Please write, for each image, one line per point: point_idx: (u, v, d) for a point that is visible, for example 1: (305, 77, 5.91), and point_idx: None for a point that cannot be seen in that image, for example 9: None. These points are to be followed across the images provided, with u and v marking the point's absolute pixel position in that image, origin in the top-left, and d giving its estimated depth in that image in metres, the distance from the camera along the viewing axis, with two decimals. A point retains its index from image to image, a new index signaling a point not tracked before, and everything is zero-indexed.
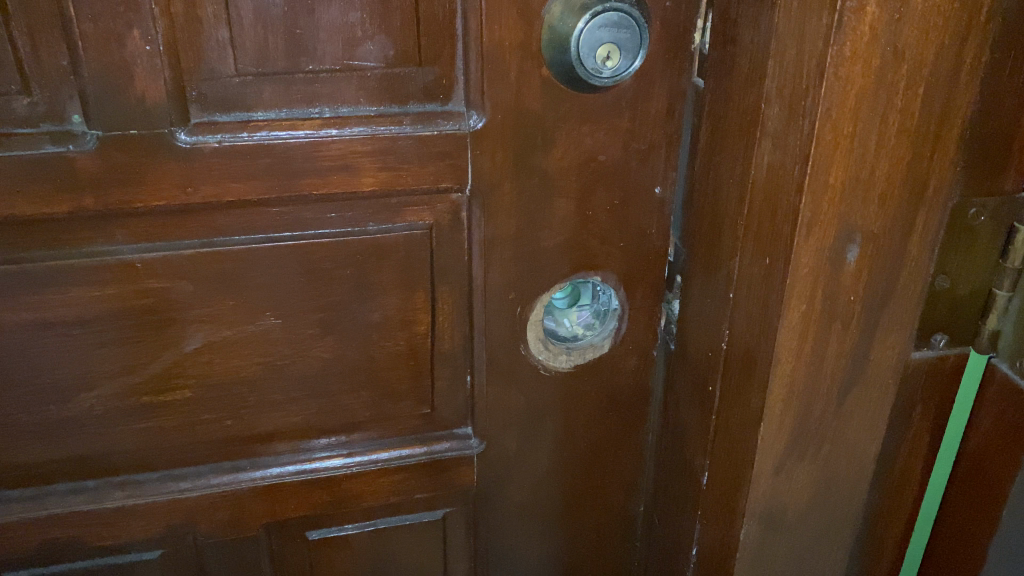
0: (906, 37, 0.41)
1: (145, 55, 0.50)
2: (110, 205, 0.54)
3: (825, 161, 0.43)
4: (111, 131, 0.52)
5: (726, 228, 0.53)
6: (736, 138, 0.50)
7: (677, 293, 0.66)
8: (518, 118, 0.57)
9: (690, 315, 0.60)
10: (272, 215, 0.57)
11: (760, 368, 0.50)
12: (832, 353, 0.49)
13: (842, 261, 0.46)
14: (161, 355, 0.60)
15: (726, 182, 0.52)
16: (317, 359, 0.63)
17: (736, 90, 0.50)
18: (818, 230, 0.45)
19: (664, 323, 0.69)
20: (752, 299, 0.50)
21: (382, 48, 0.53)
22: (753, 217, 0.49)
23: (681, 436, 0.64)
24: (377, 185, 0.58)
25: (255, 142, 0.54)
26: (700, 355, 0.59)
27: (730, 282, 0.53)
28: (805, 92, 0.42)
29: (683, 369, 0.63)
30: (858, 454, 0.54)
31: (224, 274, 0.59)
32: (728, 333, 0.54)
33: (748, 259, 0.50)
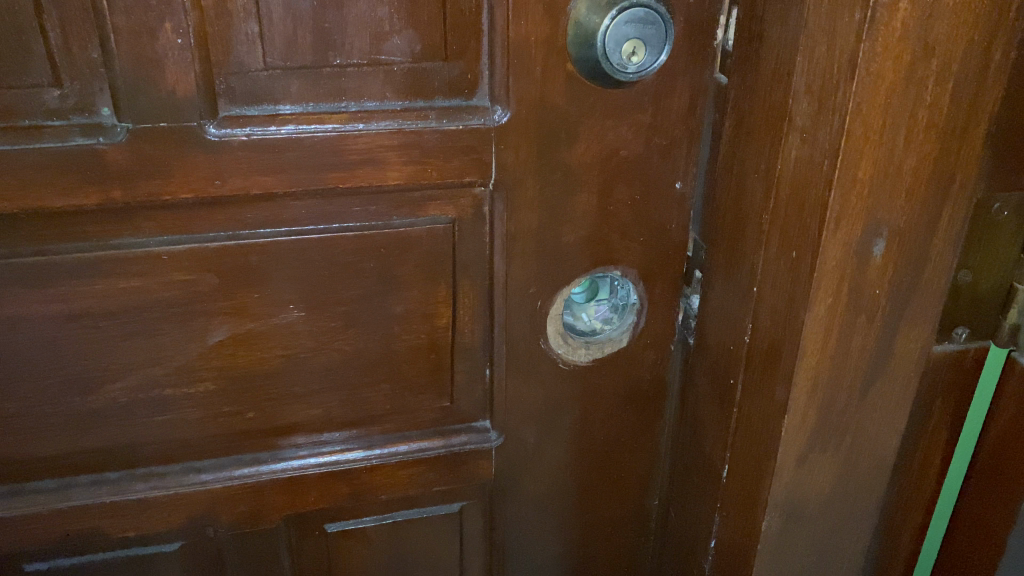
0: (937, 32, 0.41)
1: (176, 48, 0.51)
2: (138, 198, 0.54)
3: (854, 156, 0.43)
4: (141, 123, 0.52)
5: (750, 223, 0.53)
6: (761, 134, 0.51)
7: (696, 288, 0.66)
8: (542, 113, 0.58)
9: (710, 310, 0.61)
10: (297, 208, 0.58)
11: (785, 360, 0.51)
12: (856, 347, 0.50)
13: (869, 254, 0.47)
14: (185, 347, 0.61)
15: (751, 176, 0.53)
16: (339, 352, 0.64)
17: (762, 86, 0.50)
18: (847, 224, 0.45)
19: (682, 317, 0.69)
20: (777, 292, 0.51)
21: (408, 43, 0.54)
22: (778, 211, 0.50)
23: (700, 430, 0.65)
24: (402, 179, 0.58)
25: (282, 135, 0.54)
26: (721, 348, 0.59)
27: (755, 277, 0.53)
28: (836, 87, 0.43)
29: (702, 363, 0.63)
30: (880, 446, 0.55)
31: (249, 267, 0.59)
32: (751, 326, 0.54)
33: (773, 253, 0.51)
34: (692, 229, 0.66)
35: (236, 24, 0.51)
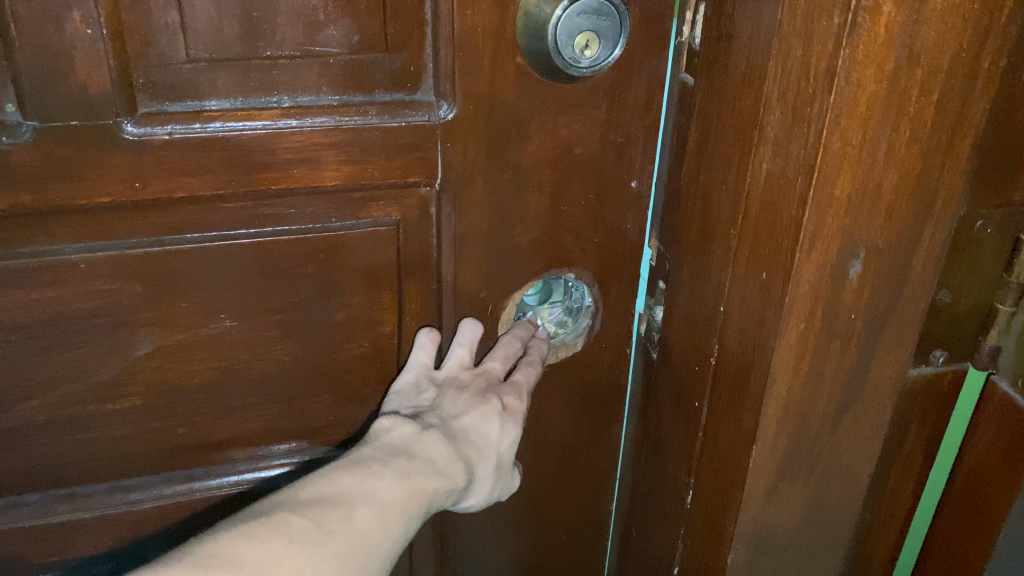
0: (922, 39, 0.39)
1: (86, 39, 0.46)
2: (50, 202, 0.49)
3: (832, 171, 0.41)
4: (50, 121, 0.47)
5: (716, 236, 0.51)
6: (729, 142, 0.48)
7: (659, 299, 0.63)
8: (492, 109, 0.54)
9: (675, 323, 0.58)
10: (227, 211, 0.54)
11: (753, 387, 0.48)
12: (830, 372, 0.48)
13: (845, 277, 0.44)
14: (108, 361, 0.56)
15: (718, 188, 0.50)
16: (276, 362, 0.60)
17: (731, 89, 0.47)
18: (822, 244, 0.43)
19: (645, 330, 0.66)
20: (745, 314, 0.48)
21: (345, 33, 0.50)
22: (747, 227, 0.47)
23: (662, 445, 0.63)
24: (340, 179, 0.54)
25: (209, 133, 0.50)
26: (685, 366, 0.57)
27: (722, 296, 0.51)
28: (811, 96, 0.40)
29: (666, 379, 0.61)
30: (851, 474, 0.53)
31: (177, 274, 0.55)
32: (717, 348, 0.52)
33: (742, 272, 0.48)
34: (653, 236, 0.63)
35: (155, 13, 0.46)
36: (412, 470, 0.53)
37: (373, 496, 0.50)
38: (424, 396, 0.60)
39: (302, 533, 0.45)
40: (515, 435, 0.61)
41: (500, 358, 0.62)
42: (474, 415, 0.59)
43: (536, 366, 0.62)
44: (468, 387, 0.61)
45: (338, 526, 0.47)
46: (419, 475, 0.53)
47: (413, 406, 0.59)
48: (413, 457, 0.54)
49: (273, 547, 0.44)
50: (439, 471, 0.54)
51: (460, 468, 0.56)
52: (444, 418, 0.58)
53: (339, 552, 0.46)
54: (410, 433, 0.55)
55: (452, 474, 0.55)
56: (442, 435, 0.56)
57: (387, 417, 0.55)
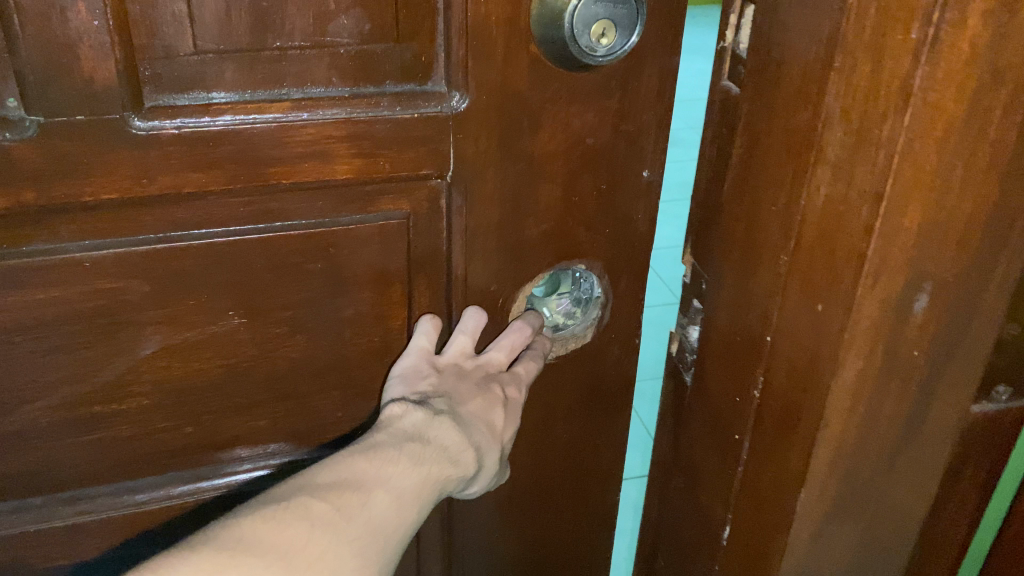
0: (1003, 64, 0.40)
1: (91, 31, 0.44)
2: (55, 199, 0.48)
3: (902, 199, 0.42)
4: (54, 116, 0.46)
5: (762, 262, 0.50)
6: (779, 163, 0.47)
7: (695, 318, 0.60)
8: (504, 100, 0.53)
9: (711, 346, 0.58)
10: (235, 207, 0.52)
11: (806, 416, 0.50)
12: (890, 396, 0.50)
13: (909, 307, 0.46)
14: (114, 361, 0.55)
15: (766, 211, 0.49)
16: (285, 359, 0.59)
17: (783, 102, 0.46)
18: (886, 280, 0.45)
19: (677, 349, 0.63)
20: (797, 345, 0.49)
21: (356, 23, 0.49)
22: (800, 257, 0.47)
23: (696, 470, 0.62)
24: (351, 173, 0.53)
25: (218, 128, 0.49)
26: (723, 394, 0.57)
27: (769, 323, 0.51)
28: (882, 122, 0.41)
29: (700, 408, 0.61)
30: (900, 497, 0.55)
31: (184, 272, 0.53)
32: (762, 379, 0.52)
33: (792, 301, 0.49)
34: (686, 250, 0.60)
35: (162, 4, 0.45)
36: (426, 456, 0.53)
37: (389, 482, 0.50)
38: (426, 382, 0.59)
39: (328, 516, 0.45)
40: (512, 427, 0.61)
41: (502, 350, 0.61)
42: (479, 403, 0.58)
43: (538, 360, 0.62)
44: (469, 377, 0.60)
45: (359, 509, 0.47)
46: (433, 461, 0.53)
47: (418, 392, 0.58)
48: (427, 443, 0.53)
49: (299, 531, 0.44)
50: (451, 459, 0.54)
51: (470, 457, 0.56)
52: (452, 405, 0.57)
53: (361, 536, 0.46)
54: (423, 419, 0.55)
55: (464, 461, 0.55)
56: (453, 422, 0.56)
57: (398, 402, 0.55)
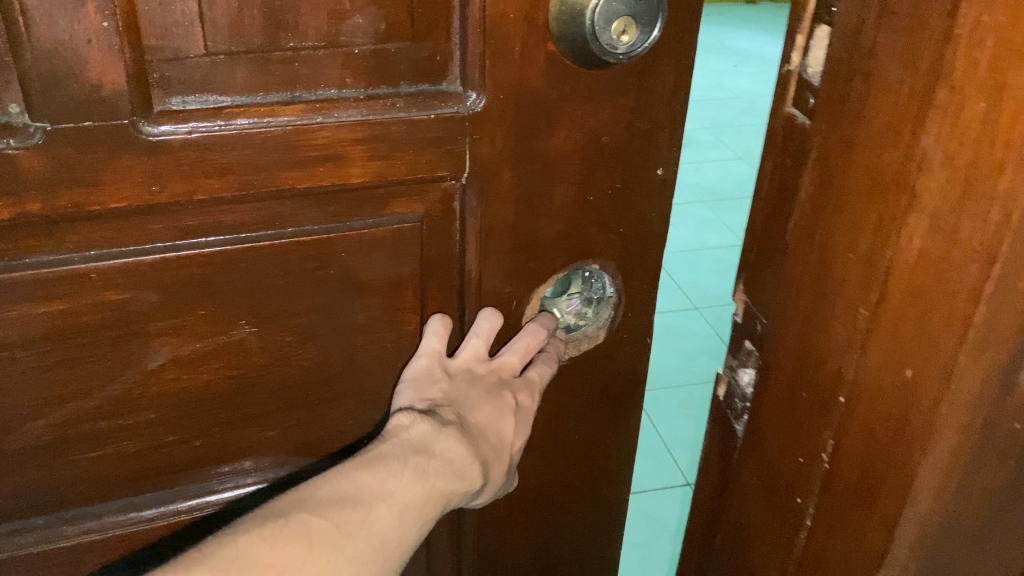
0: None
1: (100, 32, 0.42)
2: (61, 209, 0.46)
3: (1018, 262, 0.34)
4: (61, 123, 0.44)
5: (841, 309, 0.41)
6: (871, 199, 0.38)
7: (749, 362, 0.51)
8: (520, 99, 0.52)
9: (773, 404, 0.48)
10: (246, 212, 0.51)
11: (883, 506, 0.42)
12: (979, 478, 0.42)
13: (1012, 382, 0.39)
14: (120, 375, 0.53)
15: (852, 251, 0.40)
16: (296, 367, 0.58)
17: (855, 129, 0.39)
18: (991, 352, 0.36)
19: (724, 393, 0.54)
20: (885, 417, 0.40)
21: (371, 22, 0.48)
22: (890, 311, 0.39)
23: (745, 540, 0.54)
24: (366, 176, 0.52)
25: (230, 131, 0.47)
26: (791, 457, 0.47)
27: (841, 383, 0.42)
28: (993, 169, 0.33)
29: (758, 471, 0.51)
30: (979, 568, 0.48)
31: (194, 280, 0.52)
32: (832, 445, 0.44)
33: (874, 362, 0.40)
34: (737, 287, 0.52)
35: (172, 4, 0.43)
36: (431, 471, 0.51)
37: (392, 497, 0.48)
38: (438, 387, 0.57)
39: (324, 536, 0.44)
40: (523, 435, 0.60)
41: (516, 353, 0.60)
42: (489, 412, 0.58)
43: (553, 364, 0.62)
44: (481, 382, 0.59)
45: (358, 528, 0.45)
46: (438, 475, 0.51)
47: (428, 399, 0.57)
48: (433, 456, 0.52)
49: (295, 553, 0.42)
50: (457, 472, 0.53)
51: (475, 470, 0.54)
52: (460, 414, 0.56)
53: (358, 557, 0.45)
54: (431, 430, 0.53)
55: (469, 475, 0.54)
56: (460, 433, 0.55)
57: (406, 413, 0.54)
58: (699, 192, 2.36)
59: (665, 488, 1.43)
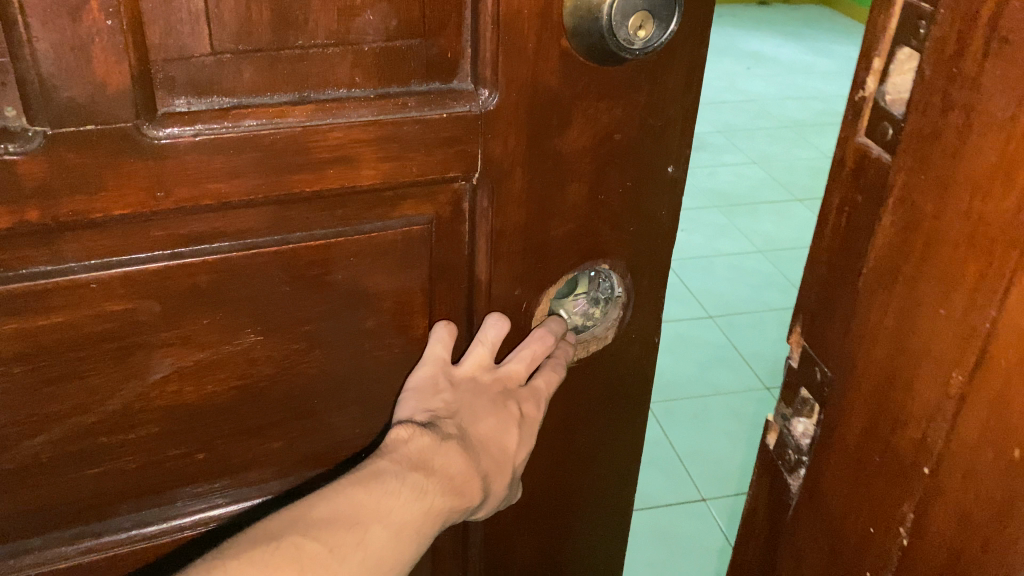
0: None
1: (104, 32, 0.40)
2: (61, 217, 0.44)
3: None
4: (62, 127, 0.41)
5: (930, 371, 0.35)
6: (975, 246, 0.32)
7: (807, 410, 0.46)
8: (534, 96, 0.51)
9: (832, 466, 0.42)
10: (253, 217, 0.49)
11: None
12: None
13: None
14: (122, 388, 0.51)
15: (947, 306, 0.34)
16: (302, 376, 0.56)
17: (948, 161, 0.32)
18: None
19: (778, 445, 0.49)
20: (982, 499, 0.34)
21: (382, 19, 0.46)
22: (995, 380, 0.32)
23: None
24: (378, 178, 0.50)
25: (239, 133, 0.45)
26: (861, 528, 0.41)
27: (926, 452, 0.36)
28: None
29: (816, 538, 0.45)
30: None
31: (198, 289, 0.50)
32: (911, 517, 0.38)
33: (970, 434, 0.34)
34: (792, 327, 0.47)
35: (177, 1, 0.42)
36: (430, 489, 0.50)
37: (387, 517, 0.47)
38: (441, 398, 0.56)
39: (316, 561, 0.43)
40: (528, 446, 0.59)
41: (522, 361, 0.58)
42: (492, 424, 0.57)
43: (561, 369, 0.60)
44: (485, 392, 0.58)
45: (352, 551, 0.45)
46: (436, 494, 0.50)
47: (429, 410, 0.55)
48: (432, 473, 0.51)
49: None
50: (455, 488, 0.52)
51: (474, 485, 0.53)
52: (461, 427, 0.55)
53: None
54: (430, 444, 0.52)
55: (468, 491, 0.53)
56: (460, 447, 0.54)
57: (405, 426, 0.52)
58: (710, 197, 2.37)
59: (678, 504, 1.42)
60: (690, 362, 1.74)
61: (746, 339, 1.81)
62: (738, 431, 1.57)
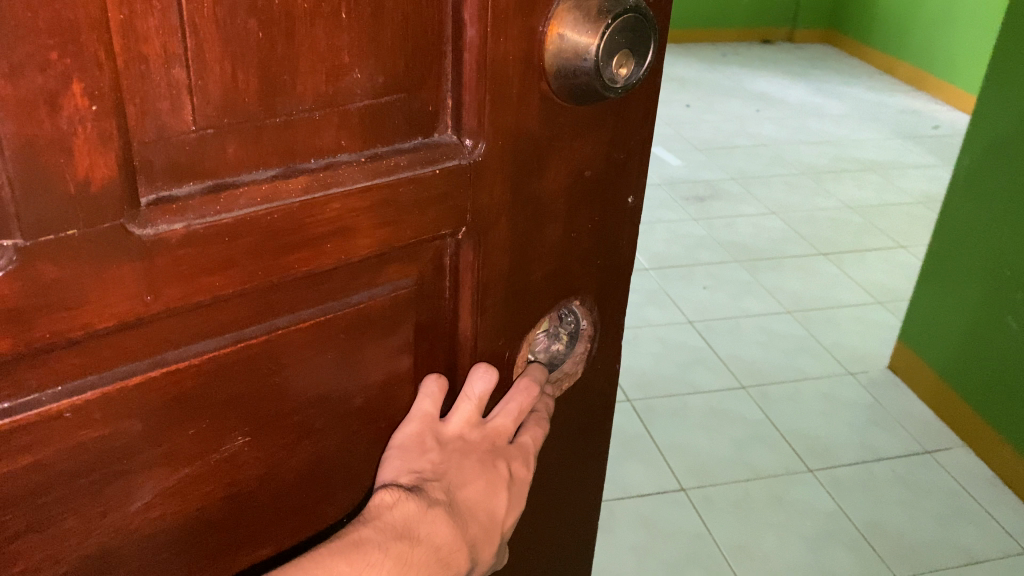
0: None
1: (89, 119, 0.34)
2: (37, 340, 0.36)
3: None
4: (41, 236, 0.34)
5: None
6: None
7: None
8: (518, 143, 0.49)
9: None
10: (242, 307, 0.44)
11: None
12: None
13: None
14: (99, 525, 0.44)
15: None
16: (290, 470, 0.51)
17: None
18: None
19: None
20: None
21: (370, 76, 0.43)
22: None
23: None
24: (372, 247, 0.46)
25: (234, 218, 0.40)
26: None
27: None
28: None
29: None
30: None
31: (183, 397, 0.44)
32: None
33: None
34: None
35: (156, 75, 0.36)
36: (412, 562, 0.48)
37: None
38: (429, 457, 0.53)
39: None
40: (518, 508, 0.56)
41: (508, 415, 0.56)
42: (481, 486, 0.54)
43: (542, 423, 0.58)
44: (474, 450, 0.55)
45: None
46: (419, 566, 0.48)
47: (414, 471, 0.52)
48: (417, 544, 0.48)
49: None
50: (440, 561, 0.49)
51: (460, 556, 0.51)
52: (450, 492, 0.52)
53: None
54: (415, 511, 0.49)
55: (453, 564, 0.50)
56: (447, 515, 0.51)
57: (391, 491, 0.49)
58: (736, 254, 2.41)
59: None
60: (727, 441, 1.67)
61: (780, 412, 1.76)
62: (780, 522, 1.49)
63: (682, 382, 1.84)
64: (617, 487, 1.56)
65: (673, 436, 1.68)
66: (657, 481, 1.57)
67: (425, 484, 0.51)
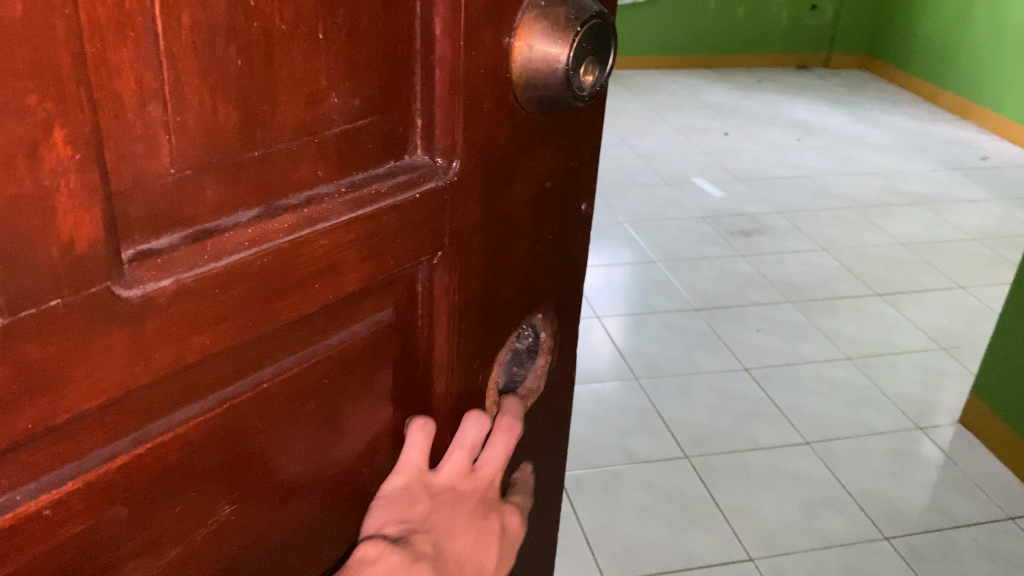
0: None
1: (72, 169, 0.30)
2: (20, 433, 0.31)
3: None
4: (21, 309, 0.29)
5: None
6: None
7: None
8: (489, 158, 0.47)
9: None
10: (227, 363, 0.39)
11: None
12: None
13: None
14: None
15: None
16: (273, 531, 0.47)
17: None
18: None
19: None
20: None
21: (347, 99, 0.40)
22: None
23: None
24: (356, 283, 0.43)
25: (224, 267, 0.36)
26: None
27: None
28: None
29: None
30: None
31: (169, 471, 0.39)
32: None
33: None
34: None
35: (133, 113, 0.32)
36: None
37: None
38: (420, 508, 0.52)
39: None
40: (507, 562, 0.56)
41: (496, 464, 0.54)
42: (470, 539, 0.54)
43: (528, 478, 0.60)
44: (469, 501, 0.54)
45: None
46: None
47: (404, 521, 0.52)
48: None
49: None
50: None
51: None
52: (438, 543, 0.52)
53: None
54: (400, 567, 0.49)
55: None
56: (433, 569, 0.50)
57: (376, 544, 0.49)
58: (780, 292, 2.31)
59: None
60: (795, 507, 1.57)
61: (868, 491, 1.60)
62: None
63: (731, 428, 1.76)
64: (681, 558, 1.45)
65: (733, 500, 1.57)
66: (720, 549, 1.47)
67: (415, 535, 0.51)
